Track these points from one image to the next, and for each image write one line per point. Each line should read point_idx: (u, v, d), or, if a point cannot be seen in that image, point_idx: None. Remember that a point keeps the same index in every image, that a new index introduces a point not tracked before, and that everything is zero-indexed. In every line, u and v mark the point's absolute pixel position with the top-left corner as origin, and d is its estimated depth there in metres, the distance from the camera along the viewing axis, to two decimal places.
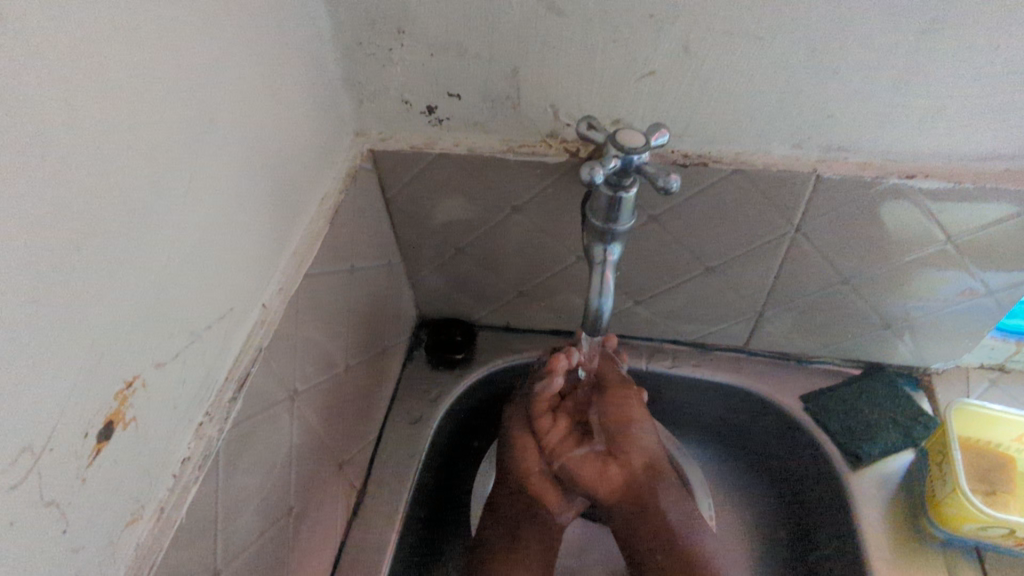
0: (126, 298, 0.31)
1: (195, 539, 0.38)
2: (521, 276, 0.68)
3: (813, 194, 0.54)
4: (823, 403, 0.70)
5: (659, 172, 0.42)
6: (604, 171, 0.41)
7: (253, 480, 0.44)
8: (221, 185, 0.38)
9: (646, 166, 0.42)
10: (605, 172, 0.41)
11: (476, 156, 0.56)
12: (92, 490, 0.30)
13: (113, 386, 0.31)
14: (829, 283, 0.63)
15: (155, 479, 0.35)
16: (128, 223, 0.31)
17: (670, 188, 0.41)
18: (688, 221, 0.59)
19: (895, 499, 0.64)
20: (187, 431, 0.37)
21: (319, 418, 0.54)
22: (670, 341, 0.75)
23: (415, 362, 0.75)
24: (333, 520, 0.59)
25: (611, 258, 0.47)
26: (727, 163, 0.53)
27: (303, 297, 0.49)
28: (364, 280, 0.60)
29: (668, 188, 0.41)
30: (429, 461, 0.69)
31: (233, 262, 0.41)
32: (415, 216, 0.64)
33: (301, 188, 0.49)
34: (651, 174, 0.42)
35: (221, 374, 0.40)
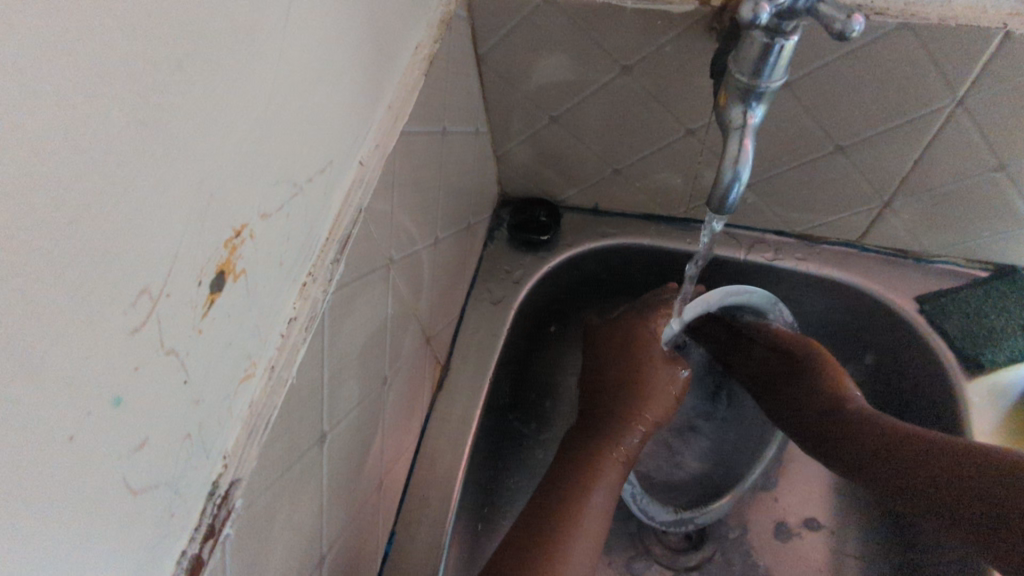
0: (233, 136, 0.28)
1: (305, 399, 0.36)
2: (619, 151, 0.62)
3: (994, 57, 0.45)
4: (942, 305, 0.64)
5: (837, 13, 0.34)
6: (770, 7, 0.34)
7: (354, 346, 0.42)
8: (321, 14, 0.33)
9: (822, 5, 0.34)
10: (771, 9, 0.34)
11: (589, 3, 0.48)
12: (208, 343, 0.28)
13: (222, 232, 0.28)
14: (980, 171, 0.54)
15: (266, 336, 0.33)
16: (232, 44, 0.26)
17: (850, 34, 0.34)
18: (828, 89, 0.51)
19: (1015, 412, 0.59)
20: (292, 290, 0.35)
21: (410, 290, 0.52)
22: (773, 233, 0.69)
23: (496, 241, 0.72)
24: (420, 393, 0.58)
25: (753, 121, 0.41)
26: (893, 15, 0.45)
27: (398, 158, 0.45)
28: (454, 147, 0.56)
29: (846, 34, 0.34)
30: (510, 346, 0.68)
31: (332, 109, 0.36)
32: (510, 77, 0.57)
33: (396, 31, 0.43)
34: (826, 15, 0.34)
35: (323, 232, 0.37)
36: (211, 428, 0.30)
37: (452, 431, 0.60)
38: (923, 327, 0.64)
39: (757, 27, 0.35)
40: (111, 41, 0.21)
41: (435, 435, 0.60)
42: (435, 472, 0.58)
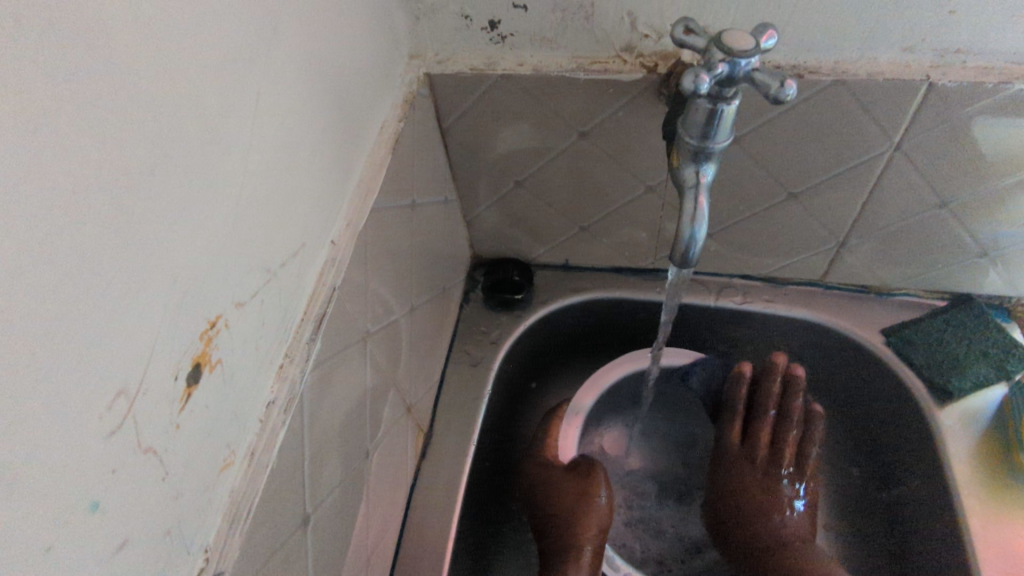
0: (205, 230, 0.29)
1: (286, 482, 0.36)
2: (584, 209, 0.64)
3: (921, 106, 0.49)
4: (907, 336, 0.66)
5: (771, 79, 0.37)
6: (708, 78, 0.36)
7: (334, 422, 0.42)
8: (287, 107, 0.35)
9: (756, 72, 0.37)
10: (709, 79, 0.37)
11: (543, 76, 0.51)
12: (186, 435, 0.28)
13: (198, 325, 0.29)
14: (925, 208, 0.58)
15: (243, 423, 0.33)
16: (201, 144, 0.28)
17: (784, 99, 0.36)
18: (776, 142, 0.54)
19: (988, 436, 0.60)
20: (270, 374, 0.35)
21: (388, 361, 0.52)
22: (739, 277, 0.71)
23: (472, 303, 0.73)
24: (404, 462, 0.58)
25: (705, 180, 0.43)
26: (825, 73, 0.48)
27: (369, 234, 0.46)
28: (424, 217, 0.57)
29: (781, 98, 0.36)
30: (495, 401, 0.68)
31: (302, 194, 0.38)
32: (474, 148, 0.59)
33: (361, 113, 0.45)
34: (761, 81, 0.37)
35: (298, 313, 0.38)
36: (191, 521, 0.29)
37: (439, 499, 0.60)
38: (891, 358, 0.66)
39: (698, 96, 0.38)
40: (82, 154, 0.22)
41: (421, 505, 0.59)
42: (423, 543, 0.57)
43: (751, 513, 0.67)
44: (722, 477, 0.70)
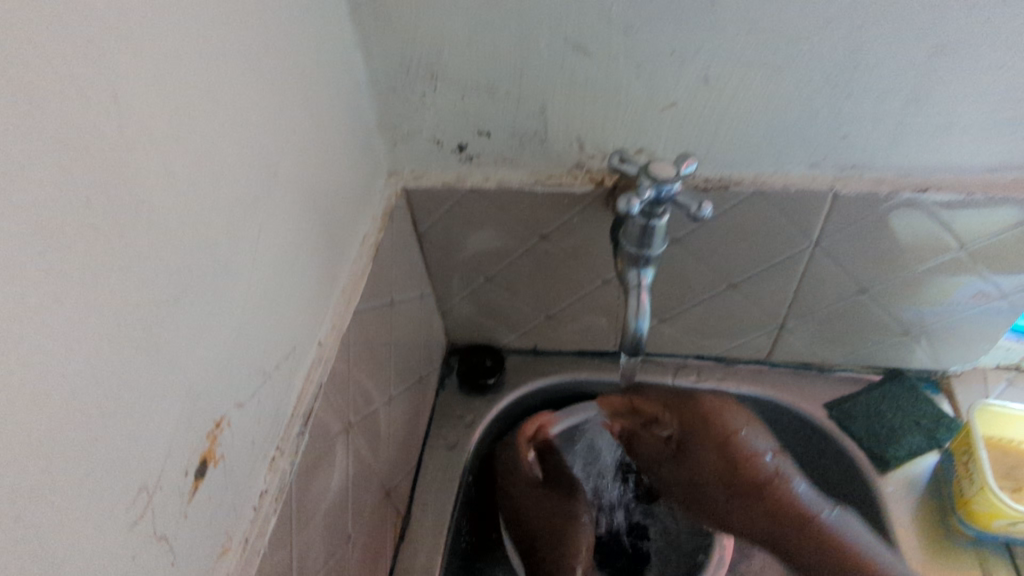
0: (215, 343, 0.34)
1: (275, 566, 0.40)
2: (549, 300, 0.71)
3: (830, 211, 0.57)
4: (848, 409, 0.71)
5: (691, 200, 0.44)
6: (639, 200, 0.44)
7: (318, 508, 0.46)
8: (283, 233, 0.41)
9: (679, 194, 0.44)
10: (640, 202, 0.44)
11: (505, 189, 0.59)
12: (192, 524, 0.32)
13: (206, 426, 0.33)
14: (848, 294, 0.65)
15: (239, 511, 0.37)
16: (214, 273, 0.34)
17: (702, 216, 0.44)
18: (712, 242, 0.62)
19: (925, 499, 0.66)
20: (263, 466, 0.40)
21: (369, 448, 0.56)
22: (694, 357, 0.78)
23: (447, 388, 0.77)
24: (383, 546, 0.61)
25: (646, 281, 0.50)
26: (746, 185, 0.57)
27: (353, 333, 0.52)
28: (402, 312, 0.63)
29: (701, 216, 0.44)
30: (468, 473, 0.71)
31: (295, 303, 0.43)
32: (446, 249, 0.66)
33: (346, 227, 0.52)
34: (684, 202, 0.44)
35: (289, 409, 0.43)
36: None
37: None
38: (833, 432, 0.71)
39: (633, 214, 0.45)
40: (126, 295, 0.27)
41: None
42: None
43: (720, 494, 0.64)
44: (685, 471, 0.67)
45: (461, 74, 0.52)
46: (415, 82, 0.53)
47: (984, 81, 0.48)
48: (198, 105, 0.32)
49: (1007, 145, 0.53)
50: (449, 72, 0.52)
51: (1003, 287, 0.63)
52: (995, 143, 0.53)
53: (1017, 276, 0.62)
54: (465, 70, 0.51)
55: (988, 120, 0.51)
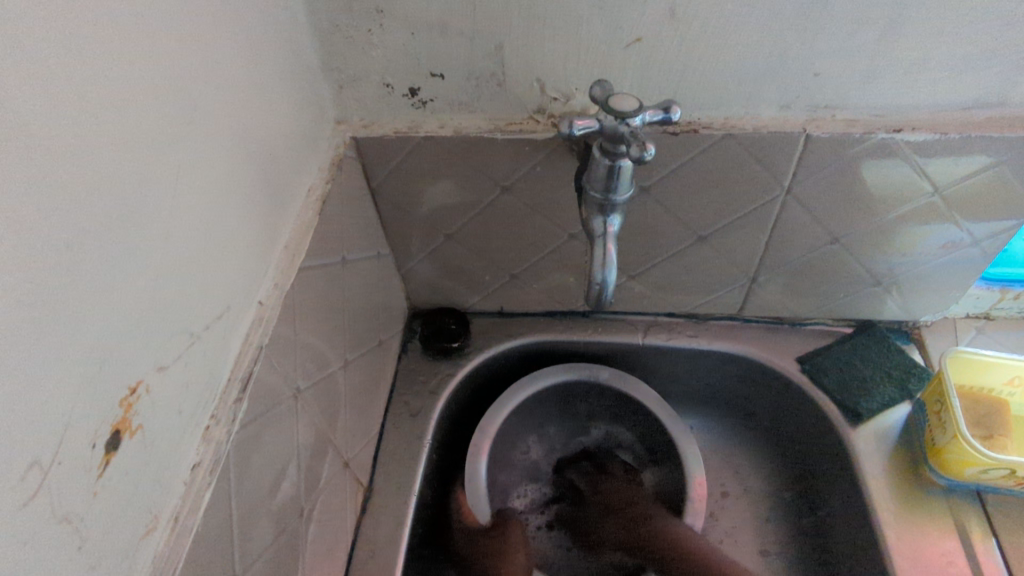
0: (126, 298, 0.30)
1: (213, 545, 0.36)
2: (514, 258, 0.68)
3: (804, 154, 0.55)
4: (819, 363, 0.71)
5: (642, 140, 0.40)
6: (581, 127, 0.42)
7: (265, 479, 0.42)
8: (210, 179, 0.37)
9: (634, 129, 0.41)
10: (584, 128, 0.42)
11: (463, 136, 0.55)
12: (104, 503, 0.29)
13: (117, 393, 0.29)
14: (820, 244, 0.64)
15: (167, 487, 0.33)
16: (120, 219, 0.29)
17: (646, 157, 0.39)
18: (682, 190, 0.59)
19: (896, 451, 0.65)
20: (195, 435, 0.36)
21: (323, 416, 0.53)
22: (665, 315, 0.75)
23: (411, 353, 0.74)
24: (343, 518, 0.58)
25: (612, 229, 0.46)
26: (717, 128, 0.53)
27: (298, 292, 0.47)
28: (357, 272, 0.59)
29: (642, 158, 0.39)
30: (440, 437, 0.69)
31: (226, 257, 0.39)
32: (402, 204, 0.62)
33: (286, 178, 0.47)
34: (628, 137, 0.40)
35: (224, 374, 0.39)
36: None
37: (380, 555, 0.59)
38: (807, 385, 0.70)
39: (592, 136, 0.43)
40: None
41: (361, 562, 0.59)
42: None
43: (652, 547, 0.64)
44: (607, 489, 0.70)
45: (408, 8, 0.47)
46: (360, 17, 0.48)
47: (965, 9, 0.45)
48: (90, 19, 0.27)
49: (987, 81, 0.50)
50: (396, 4, 0.47)
51: (975, 232, 0.61)
52: (974, 79, 0.50)
53: (989, 223, 0.60)
54: (413, 3, 0.47)
55: (968, 52, 0.48)
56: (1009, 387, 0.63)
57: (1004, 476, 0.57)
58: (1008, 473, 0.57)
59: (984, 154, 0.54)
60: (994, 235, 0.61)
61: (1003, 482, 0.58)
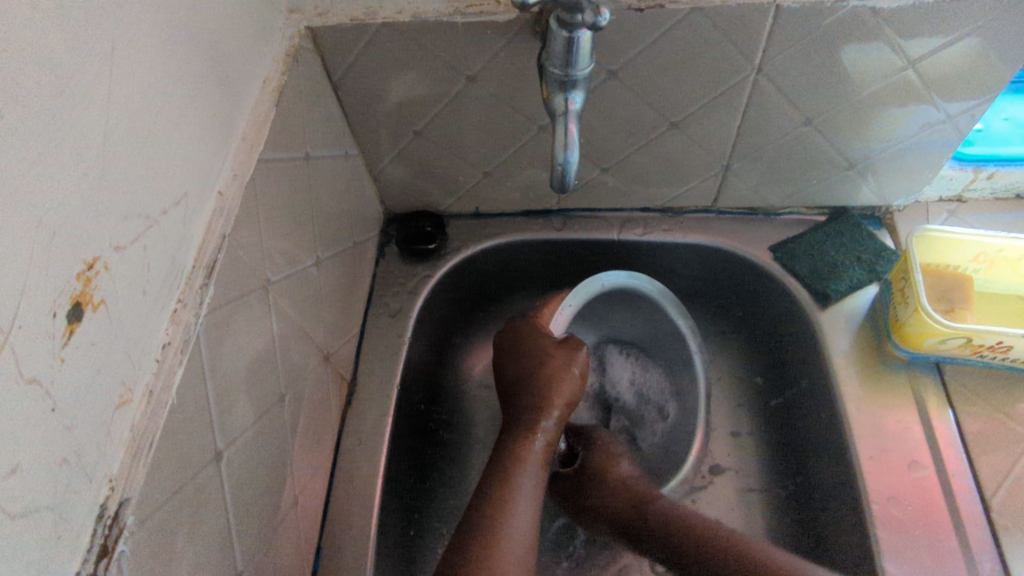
0: (70, 173, 0.30)
1: (191, 419, 0.38)
2: (484, 155, 0.67)
3: (773, 27, 0.53)
4: (791, 250, 0.71)
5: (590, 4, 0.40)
6: None
7: (240, 363, 0.44)
8: (150, 59, 0.36)
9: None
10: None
11: (421, 21, 0.53)
12: (73, 371, 0.30)
13: (73, 267, 0.30)
14: (793, 127, 0.63)
15: (138, 362, 0.35)
16: (56, 91, 0.29)
17: (602, 23, 0.40)
18: (650, 72, 0.57)
19: (862, 331, 0.67)
20: (162, 316, 0.37)
21: (299, 311, 0.54)
22: (640, 210, 0.75)
23: (388, 257, 0.74)
24: (328, 410, 0.60)
25: (573, 107, 0.46)
26: (684, 2, 0.51)
27: (260, 185, 0.47)
28: (323, 170, 0.58)
29: (597, 23, 0.40)
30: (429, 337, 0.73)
31: (179, 144, 0.39)
32: (367, 99, 0.60)
33: (237, 67, 0.46)
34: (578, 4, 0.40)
35: (188, 260, 0.39)
36: (89, 453, 0.31)
37: (366, 443, 0.62)
38: (779, 272, 0.71)
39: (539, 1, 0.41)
40: None
41: (348, 451, 0.62)
42: (354, 483, 0.60)
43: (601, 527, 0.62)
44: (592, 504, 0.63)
45: None
46: None
47: None
48: None
49: None
50: None
51: (949, 111, 0.61)
52: None
53: (962, 101, 0.60)
54: None
55: None
56: (973, 264, 0.64)
57: (960, 346, 0.59)
58: (965, 342, 0.59)
59: (956, 26, 0.52)
60: (968, 112, 0.61)
61: (959, 353, 0.60)
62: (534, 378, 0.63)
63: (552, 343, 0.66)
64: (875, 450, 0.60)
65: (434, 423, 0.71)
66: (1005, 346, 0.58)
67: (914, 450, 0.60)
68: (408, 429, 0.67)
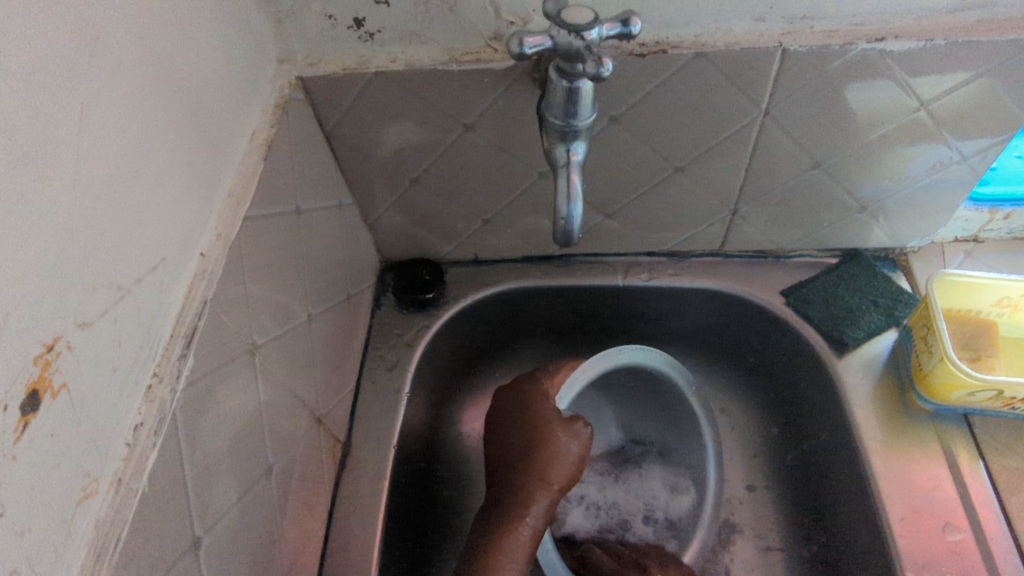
0: (28, 246, 0.27)
1: (164, 506, 0.35)
2: (484, 203, 0.65)
3: (781, 70, 0.51)
4: (803, 295, 0.69)
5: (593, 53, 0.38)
6: (534, 44, 0.38)
7: (223, 437, 0.41)
8: (123, 120, 0.33)
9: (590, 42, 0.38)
10: (537, 47, 0.38)
11: (417, 70, 0.51)
12: (26, 468, 0.27)
13: (30, 350, 0.27)
14: (802, 170, 0.61)
15: (105, 449, 0.32)
16: (9, 160, 0.26)
17: (603, 73, 0.38)
18: (653, 117, 0.55)
19: (883, 380, 0.63)
20: (135, 395, 0.34)
21: (289, 372, 0.51)
22: (645, 254, 0.73)
23: (384, 307, 0.72)
24: (321, 475, 0.57)
25: (576, 158, 0.44)
26: (687, 46, 0.50)
27: (247, 243, 0.45)
28: (315, 222, 0.56)
29: (599, 74, 0.39)
30: (427, 391, 0.70)
31: (156, 206, 0.36)
32: (361, 148, 0.59)
33: (223, 121, 0.44)
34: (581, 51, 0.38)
35: (165, 330, 0.37)
36: (45, 558, 0.28)
37: (361, 510, 0.59)
38: (792, 318, 0.68)
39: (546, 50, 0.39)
40: None
41: (343, 518, 0.58)
42: (348, 553, 0.56)
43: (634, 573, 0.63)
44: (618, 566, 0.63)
45: None
46: None
47: None
48: None
49: None
50: None
51: (963, 150, 0.59)
52: None
53: (977, 140, 0.57)
54: None
55: None
56: (996, 308, 0.61)
57: (990, 398, 0.56)
58: (995, 394, 0.55)
59: (970, 65, 0.51)
60: (983, 151, 0.58)
61: (989, 405, 0.57)
62: (532, 460, 0.60)
63: (556, 414, 0.62)
64: (905, 513, 0.56)
65: (434, 485, 0.68)
66: None
67: (948, 512, 0.56)
68: (407, 495, 0.63)
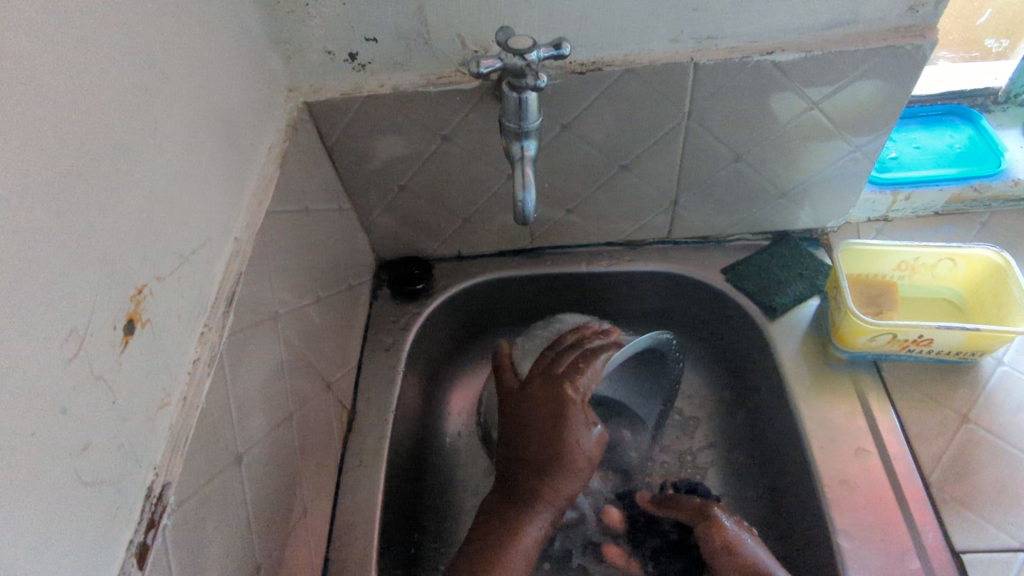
0: (125, 217, 0.38)
1: (216, 423, 0.45)
2: (462, 203, 0.76)
3: (696, 81, 0.63)
4: (740, 271, 0.80)
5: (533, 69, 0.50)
6: (489, 65, 0.50)
7: (255, 382, 0.51)
8: (181, 133, 0.45)
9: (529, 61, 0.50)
10: (491, 68, 0.50)
11: (401, 92, 0.63)
12: (127, 374, 0.37)
13: (128, 290, 0.38)
14: (726, 163, 0.73)
15: (174, 373, 0.42)
16: (113, 155, 0.37)
17: (540, 87, 0.51)
18: (597, 123, 0.67)
19: (808, 337, 0.75)
20: (192, 338, 0.45)
21: (302, 341, 0.61)
22: (605, 245, 0.84)
23: (380, 299, 0.82)
24: (331, 433, 0.67)
25: (529, 153, 0.55)
26: (618, 64, 0.62)
27: (268, 232, 0.56)
28: (321, 220, 0.67)
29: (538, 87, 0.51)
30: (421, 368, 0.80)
31: (203, 198, 0.47)
32: (356, 159, 0.70)
33: (248, 135, 0.55)
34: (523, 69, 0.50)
35: (211, 292, 0.47)
36: (139, 442, 0.38)
37: (365, 465, 0.68)
38: (731, 291, 0.79)
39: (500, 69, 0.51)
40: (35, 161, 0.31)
41: (351, 472, 0.68)
42: (356, 499, 0.66)
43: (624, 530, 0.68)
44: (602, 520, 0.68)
45: None
46: None
47: None
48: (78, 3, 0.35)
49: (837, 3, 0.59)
50: None
51: (858, 142, 0.70)
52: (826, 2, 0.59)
53: (867, 133, 0.69)
54: None
55: None
56: (897, 271, 0.72)
57: (888, 342, 0.67)
58: (891, 338, 0.66)
59: (846, 71, 0.63)
60: (873, 142, 0.70)
61: (890, 349, 0.68)
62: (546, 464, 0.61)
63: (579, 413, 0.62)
64: (825, 442, 0.67)
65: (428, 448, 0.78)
66: (927, 339, 0.66)
67: (860, 439, 0.67)
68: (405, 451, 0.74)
